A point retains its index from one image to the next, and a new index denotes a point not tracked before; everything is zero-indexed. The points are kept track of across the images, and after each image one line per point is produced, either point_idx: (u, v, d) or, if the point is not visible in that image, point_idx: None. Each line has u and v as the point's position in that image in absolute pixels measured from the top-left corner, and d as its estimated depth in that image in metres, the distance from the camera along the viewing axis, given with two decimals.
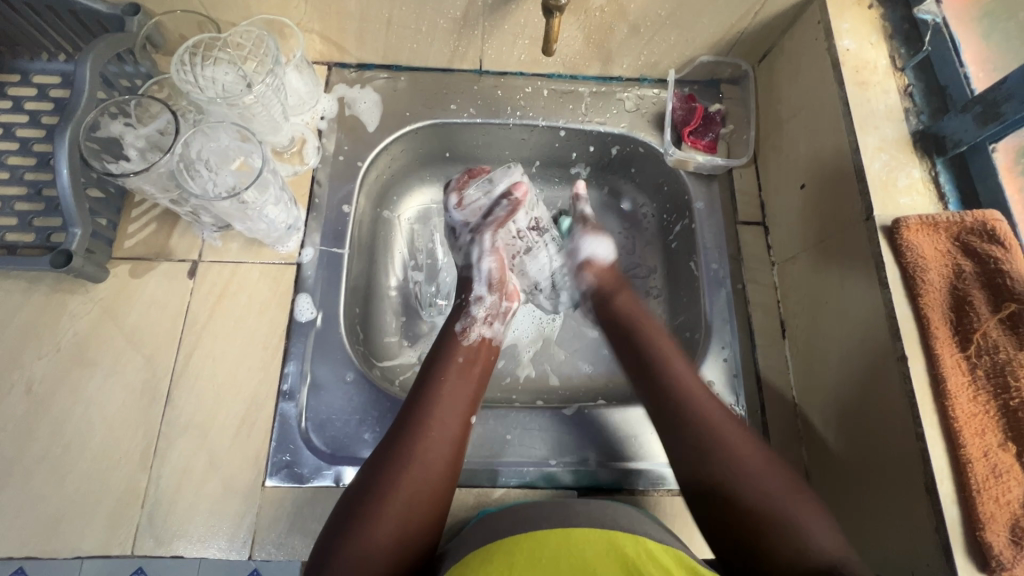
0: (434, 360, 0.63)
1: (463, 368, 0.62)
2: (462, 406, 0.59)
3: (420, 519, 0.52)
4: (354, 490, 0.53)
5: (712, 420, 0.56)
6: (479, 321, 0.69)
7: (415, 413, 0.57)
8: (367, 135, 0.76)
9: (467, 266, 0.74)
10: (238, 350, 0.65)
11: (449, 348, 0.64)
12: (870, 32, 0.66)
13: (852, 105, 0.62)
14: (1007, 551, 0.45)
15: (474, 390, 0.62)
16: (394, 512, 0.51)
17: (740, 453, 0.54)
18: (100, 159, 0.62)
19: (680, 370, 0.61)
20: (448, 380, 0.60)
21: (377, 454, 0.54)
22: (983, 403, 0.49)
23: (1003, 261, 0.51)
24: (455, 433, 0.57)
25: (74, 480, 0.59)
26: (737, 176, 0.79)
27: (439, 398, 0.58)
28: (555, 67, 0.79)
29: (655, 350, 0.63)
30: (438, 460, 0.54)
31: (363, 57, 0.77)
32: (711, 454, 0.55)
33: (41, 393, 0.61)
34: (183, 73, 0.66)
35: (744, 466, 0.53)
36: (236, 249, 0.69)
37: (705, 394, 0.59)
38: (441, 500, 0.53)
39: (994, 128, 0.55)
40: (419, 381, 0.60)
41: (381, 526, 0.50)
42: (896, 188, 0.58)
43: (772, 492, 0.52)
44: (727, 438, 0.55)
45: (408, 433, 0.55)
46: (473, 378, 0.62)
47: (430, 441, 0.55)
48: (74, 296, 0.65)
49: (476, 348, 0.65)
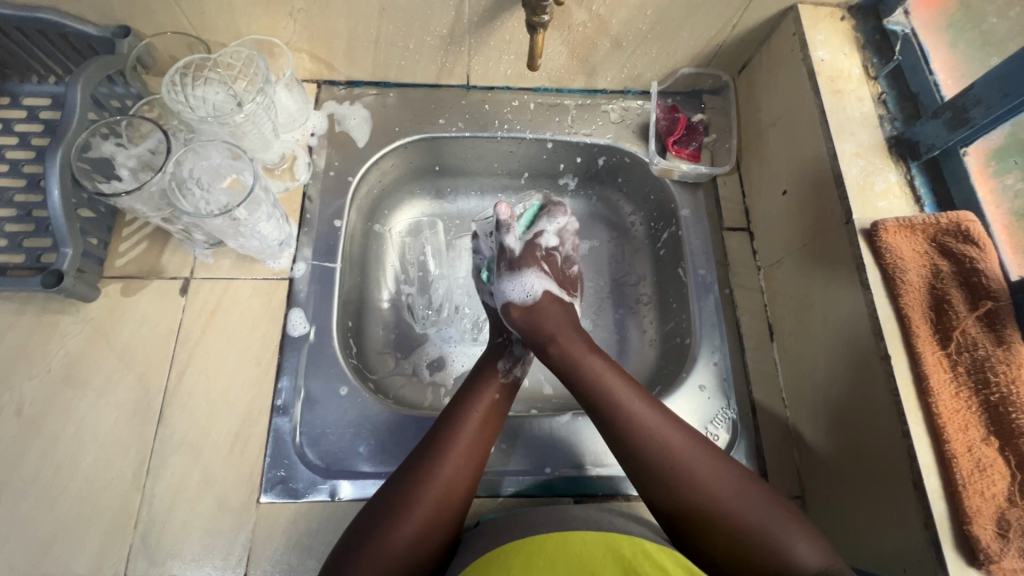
0: (466, 393, 0.62)
1: (492, 406, 0.61)
2: (486, 440, 0.59)
3: (434, 533, 0.52)
4: (375, 505, 0.53)
5: (636, 423, 0.56)
6: (520, 362, 0.67)
7: (442, 439, 0.56)
8: (357, 150, 0.77)
9: (503, 314, 0.72)
10: (230, 366, 0.65)
11: (483, 383, 0.63)
12: (843, 43, 0.69)
13: (829, 112, 0.64)
14: (995, 544, 0.45)
15: (496, 425, 0.61)
16: (410, 523, 0.51)
17: (682, 453, 0.55)
18: (91, 179, 0.62)
19: (632, 406, 0.57)
20: (477, 413, 0.60)
21: (403, 474, 0.54)
22: (966, 399, 0.50)
23: (979, 260, 0.53)
24: (476, 467, 0.56)
25: (66, 501, 0.58)
26: (721, 183, 0.81)
27: (468, 431, 0.58)
28: (541, 81, 0.81)
29: (602, 383, 0.59)
30: (461, 481, 0.54)
31: (352, 74, 0.79)
32: (666, 475, 0.54)
33: (32, 414, 0.61)
34: (174, 93, 0.66)
35: (701, 483, 0.53)
36: (228, 265, 0.70)
37: (655, 412, 0.57)
38: (451, 531, 0.53)
39: (964, 133, 0.57)
40: (448, 411, 0.60)
41: (395, 537, 0.50)
42: (873, 192, 0.60)
43: (740, 504, 0.52)
44: (699, 471, 0.54)
45: (433, 458, 0.55)
46: (500, 413, 0.62)
47: (453, 465, 0.55)
48: (64, 316, 0.65)
49: (508, 385, 0.64)
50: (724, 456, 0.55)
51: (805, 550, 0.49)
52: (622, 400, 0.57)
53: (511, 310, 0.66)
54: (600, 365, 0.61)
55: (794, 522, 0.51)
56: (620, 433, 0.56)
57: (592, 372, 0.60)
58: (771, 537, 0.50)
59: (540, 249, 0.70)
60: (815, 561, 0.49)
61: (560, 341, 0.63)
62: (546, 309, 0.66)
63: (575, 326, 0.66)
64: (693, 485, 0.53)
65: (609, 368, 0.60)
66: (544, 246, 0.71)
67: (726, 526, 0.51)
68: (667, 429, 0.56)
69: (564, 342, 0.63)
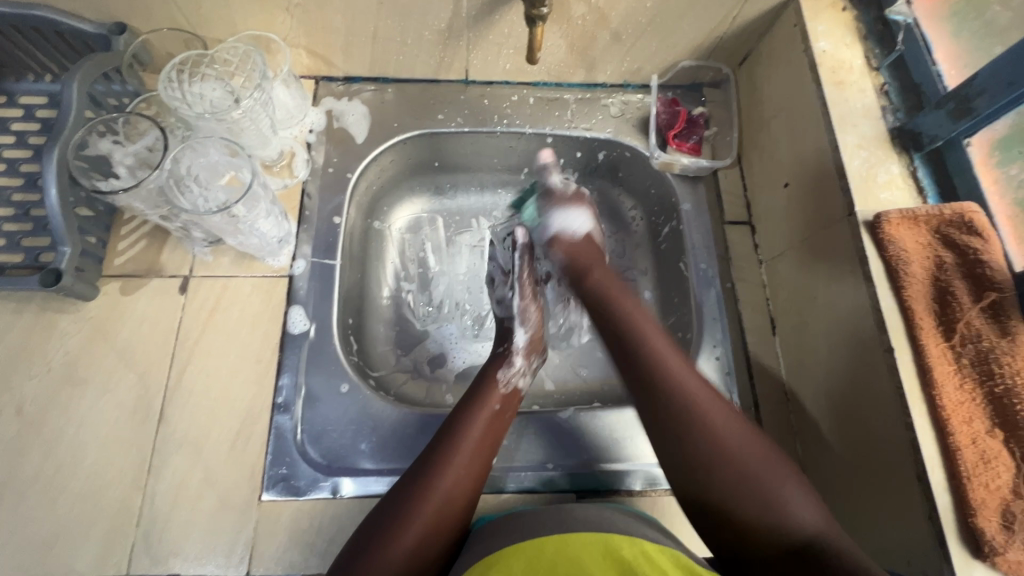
0: (468, 402, 0.62)
1: (494, 417, 0.61)
2: (487, 453, 0.58)
3: (433, 545, 0.51)
4: (375, 515, 0.52)
5: (658, 362, 0.58)
6: (519, 370, 0.67)
7: (444, 450, 0.56)
8: (356, 146, 0.77)
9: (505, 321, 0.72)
10: (231, 364, 0.65)
11: (484, 392, 0.63)
12: (844, 33, 0.68)
13: (830, 104, 0.64)
14: (1000, 536, 0.45)
15: (498, 435, 0.61)
16: (411, 533, 0.50)
17: (706, 407, 0.55)
18: (88, 176, 0.62)
19: (657, 343, 0.60)
20: (479, 422, 0.59)
21: (405, 483, 0.54)
22: (970, 391, 0.50)
23: (983, 252, 0.53)
24: (478, 478, 0.56)
25: (67, 501, 0.58)
26: (722, 177, 0.80)
27: (470, 441, 0.57)
28: (540, 75, 0.80)
29: (630, 327, 0.62)
30: (462, 494, 0.54)
31: (350, 70, 0.78)
32: (681, 407, 0.55)
33: (32, 414, 0.61)
34: (170, 89, 0.66)
35: (716, 427, 0.54)
36: (227, 263, 0.69)
37: (682, 362, 0.59)
38: (450, 542, 0.53)
39: (968, 124, 0.56)
40: (450, 420, 0.60)
41: (396, 546, 0.49)
42: (875, 184, 0.60)
43: (752, 457, 0.52)
44: (712, 415, 0.55)
45: (434, 468, 0.54)
46: (502, 427, 0.61)
47: (455, 478, 0.54)
48: (64, 316, 0.65)
49: (509, 398, 0.64)
50: (740, 413, 0.56)
51: (804, 510, 0.49)
52: (647, 339, 0.61)
53: (557, 242, 0.72)
54: (630, 308, 0.64)
55: (779, 468, 0.52)
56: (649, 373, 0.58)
57: (624, 318, 0.63)
58: (766, 483, 0.51)
59: (579, 193, 0.77)
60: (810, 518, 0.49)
61: (597, 271, 0.69)
62: (581, 244, 0.72)
63: (600, 257, 0.72)
64: (707, 433, 0.54)
65: (643, 314, 0.64)
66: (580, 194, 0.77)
67: (726, 461, 0.52)
68: (687, 373, 0.58)
69: (599, 274, 0.69)
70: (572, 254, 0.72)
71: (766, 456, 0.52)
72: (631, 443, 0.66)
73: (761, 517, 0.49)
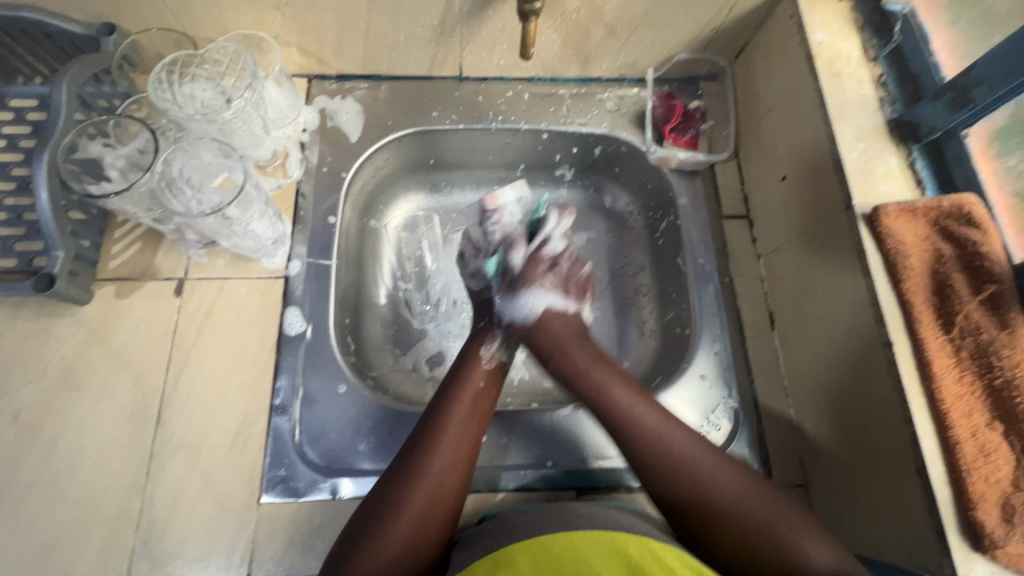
0: (451, 383, 0.62)
1: (479, 393, 0.61)
2: (473, 435, 0.58)
3: (428, 532, 0.52)
4: (368, 506, 0.53)
5: (632, 424, 0.56)
6: (503, 345, 0.67)
7: (431, 432, 0.56)
8: (350, 145, 0.76)
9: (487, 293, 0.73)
10: (228, 367, 0.65)
11: (468, 370, 0.63)
12: (841, 24, 0.67)
13: (827, 96, 0.63)
14: (1000, 529, 0.45)
15: (485, 411, 0.61)
16: (402, 524, 0.50)
17: (697, 468, 0.54)
18: (79, 180, 0.61)
19: (617, 393, 0.59)
20: (464, 402, 0.59)
21: (395, 469, 0.54)
22: (969, 384, 0.50)
23: (981, 244, 0.52)
24: (468, 459, 0.56)
25: (66, 505, 0.58)
26: (719, 171, 0.80)
27: (456, 420, 0.58)
28: (534, 70, 0.79)
29: (591, 382, 0.61)
30: (451, 481, 0.54)
31: (342, 68, 0.77)
32: (665, 472, 0.54)
33: (29, 419, 0.60)
34: (161, 91, 0.65)
35: (708, 483, 0.53)
36: (222, 265, 0.69)
37: (643, 403, 0.58)
38: (450, 520, 0.53)
39: (966, 114, 0.56)
40: (435, 403, 0.60)
41: (389, 536, 0.50)
42: (873, 176, 0.59)
43: (752, 516, 0.51)
44: (702, 470, 0.53)
45: (424, 450, 0.55)
46: (486, 404, 0.61)
47: (442, 463, 0.54)
48: (59, 320, 0.64)
49: (493, 371, 0.64)
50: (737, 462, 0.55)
51: (816, 550, 0.49)
52: (613, 398, 0.59)
53: (513, 328, 0.67)
54: (608, 376, 0.61)
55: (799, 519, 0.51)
56: (627, 437, 0.56)
57: (599, 382, 0.60)
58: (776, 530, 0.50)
59: (544, 258, 0.68)
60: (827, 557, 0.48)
61: (564, 355, 0.64)
62: (555, 322, 0.66)
63: (581, 337, 0.65)
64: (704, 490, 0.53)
65: (613, 378, 0.60)
66: (549, 252, 0.69)
67: (721, 513, 0.51)
68: (672, 433, 0.56)
69: (565, 355, 0.64)
70: (529, 339, 0.66)
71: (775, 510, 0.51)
72: None
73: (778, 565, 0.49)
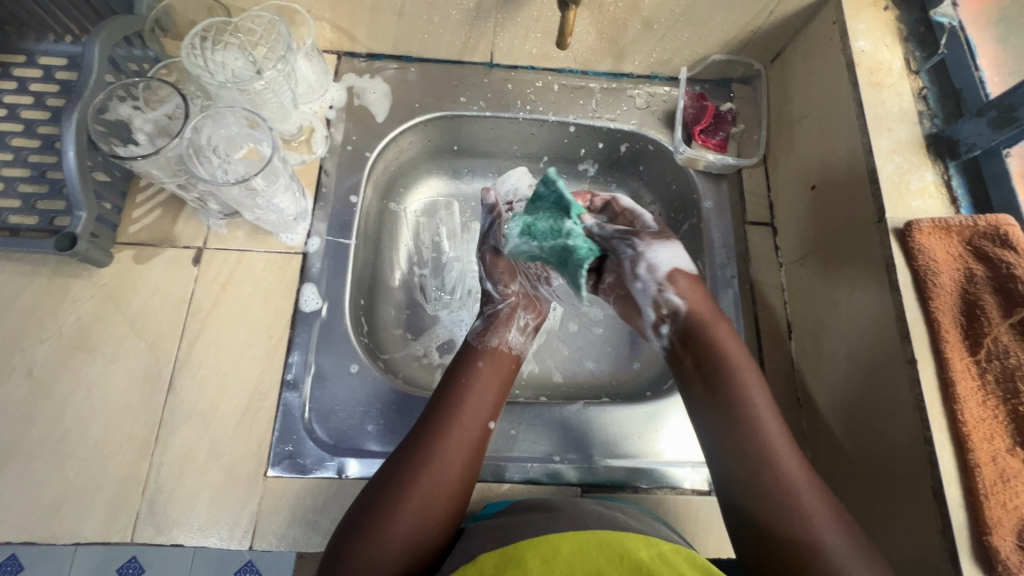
0: (455, 368, 0.62)
1: (485, 380, 0.61)
2: (483, 417, 0.58)
3: (435, 513, 0.51)
4: (373, 487, 0.53)
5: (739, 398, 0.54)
6: (511, 324, 0.68)
7: (438, 417, 0.57)
8: (376, 125, 0.76)
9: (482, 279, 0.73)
10: (242, 339, 0.65)
11: (470, 357, 0.63)
12: (884, 33, 0.66)
13: (866, 106, 0.62)
14: (1014, 556, 0.45)
15: (496, 402, 0.61)
16: (409, 506, 0.50)
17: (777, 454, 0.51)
18: (107, 143, 0.61)
19: (733, 356, 0.57)
20: (472, 391, 0.59)
21: (401, 451, 0.54)
22: (993, 407, 0.49)
23: (1016, 266, 0.50)
24: (475, 441, 0.56)
25: (74, 465, 0.58)
26: (746, 176, 0.78)
27: (463, 406, 0.58)
28: (566, 62, 0.79)
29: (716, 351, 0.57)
30: (460, 458, 0.54)
31: (373, 46, 0.77)
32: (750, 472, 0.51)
33: (42, 377, 0.61)
34: (193, 57, 0.65)
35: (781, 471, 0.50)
36: (241, 237, 0.69)
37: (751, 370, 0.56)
38: (457, 508, 0.53)
39: (1010, 133, 0.54)
40: (439, 394, 0.59)
41: (395, 519, 0.49)
42: (908, 191, 0.58)
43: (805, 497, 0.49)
44: (793, 478, 0.50)
45: (431, 434, 0.55)
46: (494, 387, 0.61)
47: (450, 444, 0.55)
48: (76, 281, 0.64)
49: (498, 356, 0.64)
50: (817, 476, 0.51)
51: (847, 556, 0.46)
52: (734, 373, 0.55)
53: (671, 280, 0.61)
54: (736, 351, 0.57)
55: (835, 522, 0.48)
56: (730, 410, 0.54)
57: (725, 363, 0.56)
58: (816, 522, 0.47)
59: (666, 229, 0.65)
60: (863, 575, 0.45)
61: (715, 329, 0.58)
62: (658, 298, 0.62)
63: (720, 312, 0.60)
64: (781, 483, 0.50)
65: (742, 357, 0.57)
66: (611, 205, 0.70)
67: (788, 505, 0.49)
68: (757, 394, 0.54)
69: (707, 324, 0.59)
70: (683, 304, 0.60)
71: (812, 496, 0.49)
72: (637, 440, 0.66)
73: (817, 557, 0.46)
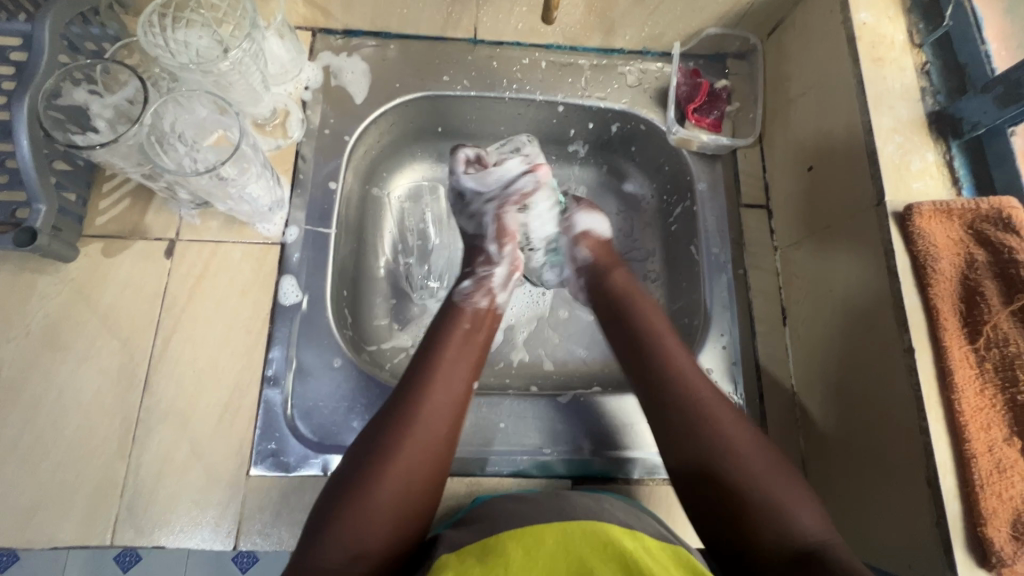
0: (436, 329, 0.60)
1: (467, 337, 0.60)
2: (466, 377, 0.56)
3: (422, 479, 0.50)
4: (354, 455, 0.50)
5: (674, 377, 0.56)
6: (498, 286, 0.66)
7: (418, 378, 0.54)
8: (355, 107, 0.72)
9: (474, 239, 0.70)
10: (220, 334, 0.63)
11: (453, 316, 0.61)
12: (888, 5, 0.62)
13: (867, 83, 0.59)
14: (1008, 547, 0.44)
15: (478, 362, 0.59)
16: (394, 472, 0.49)
17: (714, 415, 0.53)
18: (63, 129, 0.57)
19: (663, 329, 0.60)
20: (452, 351, 0.57)
21: (380, 417, 0.52)
22: (990, 397, 0.48)
23: (1018, 251, 0.49)
24: (460, 401, 0.55)
25: (50, 466, 0.56)
26: (741, 157, 0.76)
27: (443, 366, 0.56)
28: (554, 37, 0.75)
29: (653, 340, 0.59)
30: (444, 422, 0.53)
31: (350, 22, 0.72)
32: (699, 444, 0.52)
33: (10, 379, 0.58)
34: (151, 35, 0.60)
35: (720, 426, 0.52)
36: (216, 227, 0.66)
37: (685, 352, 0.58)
38: (443, 471, 0.52)
39: (1015, 110, 0.53)
40: (418, 356, 0.57)
41: (381, 487, 0.48)
42: (908, 172, 0.56)
43: (754, 473, 0.50)
44: (724, 427, 0.52)
45: (414, 394, 0.53)
46: (477, 347, 0.60)
47: (434, 406, 0.53)
48: (41, 276, 0.61)
49: (481, 316, 0.63)
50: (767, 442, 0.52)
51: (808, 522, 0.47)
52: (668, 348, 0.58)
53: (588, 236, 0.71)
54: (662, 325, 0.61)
55: (796, 484, 0.49)
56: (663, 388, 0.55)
57: (654, 335, 0.60)
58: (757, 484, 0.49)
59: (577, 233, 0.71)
60: (816, 528, 0.47)
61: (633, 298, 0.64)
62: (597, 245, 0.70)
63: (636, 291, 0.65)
64: (714, 440, 0.51)
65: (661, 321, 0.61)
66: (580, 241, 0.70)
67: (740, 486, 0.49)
68: (698, 377, 0.56)
69: (629, 301, 0.64)
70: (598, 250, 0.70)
71: (770, 469, 0.50)
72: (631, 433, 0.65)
73: (769, 523, 0.47)
